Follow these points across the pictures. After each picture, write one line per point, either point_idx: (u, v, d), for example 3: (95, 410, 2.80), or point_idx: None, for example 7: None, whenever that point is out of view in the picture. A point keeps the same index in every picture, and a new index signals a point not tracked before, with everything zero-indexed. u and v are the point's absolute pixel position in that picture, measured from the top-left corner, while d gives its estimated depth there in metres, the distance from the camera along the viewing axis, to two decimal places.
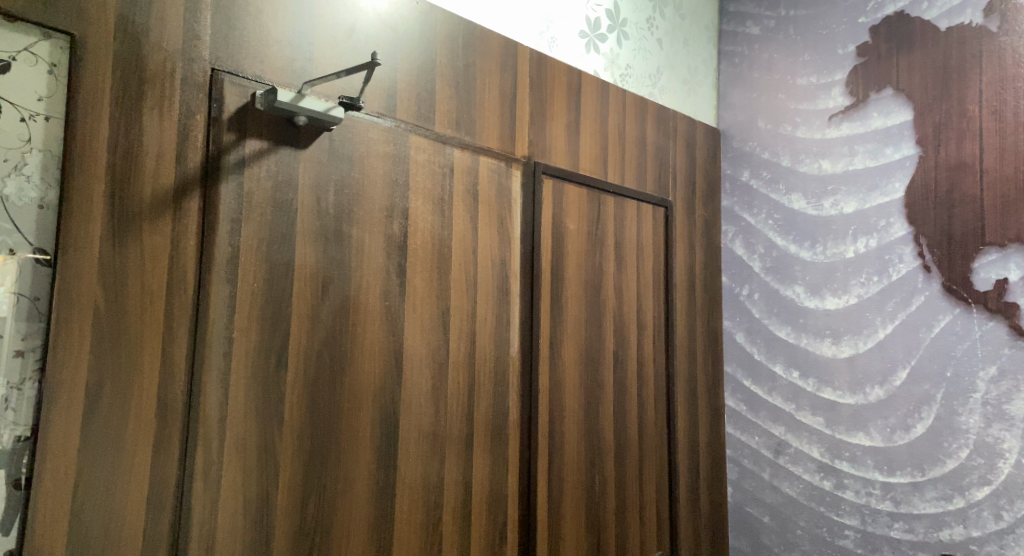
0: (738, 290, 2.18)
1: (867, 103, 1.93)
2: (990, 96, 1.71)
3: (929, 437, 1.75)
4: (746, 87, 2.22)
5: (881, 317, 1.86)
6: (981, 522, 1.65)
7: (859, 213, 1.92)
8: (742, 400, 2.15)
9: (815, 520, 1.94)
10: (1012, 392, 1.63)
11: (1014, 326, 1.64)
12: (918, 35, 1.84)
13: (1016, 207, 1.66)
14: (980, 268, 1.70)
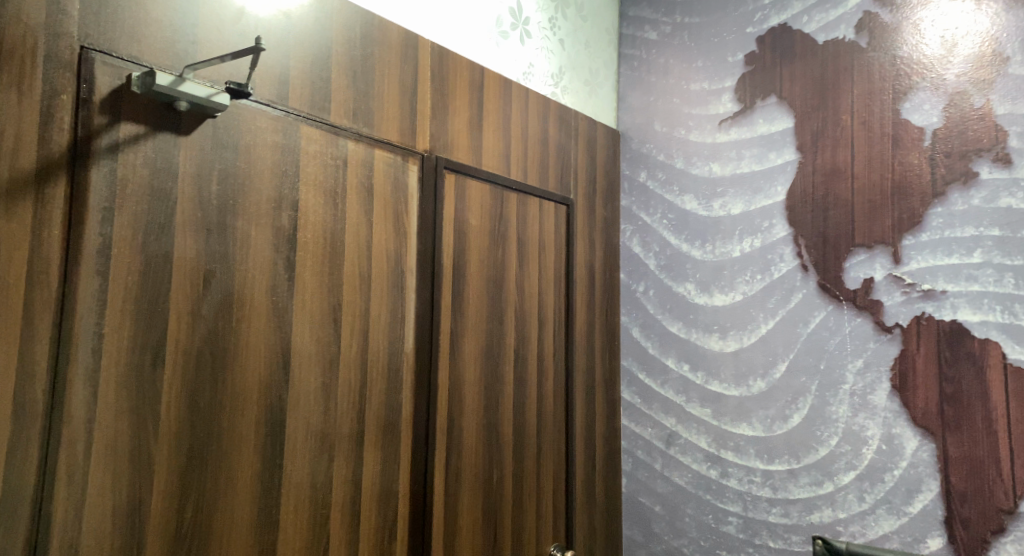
0: (635, 287, 2.25)
1: (754, 110, 2.03)
2: (860, 107, 1.84)
3: (804, 426, 1.87)
4: (644, 90, 2.28)
5: (764, 313, 1.97)
6: (847, 504, 1.78)
7: (745, 215, 2.02)
8: (636, 393, 2.21)
9: (701, 508, 2.03)
10: (875, 383, 1.77)
11: (878, 322, 1.78)
12: (799, 47, 1.95)
13: (881, 212, 1.80)
14: (850, 267, 1.83)
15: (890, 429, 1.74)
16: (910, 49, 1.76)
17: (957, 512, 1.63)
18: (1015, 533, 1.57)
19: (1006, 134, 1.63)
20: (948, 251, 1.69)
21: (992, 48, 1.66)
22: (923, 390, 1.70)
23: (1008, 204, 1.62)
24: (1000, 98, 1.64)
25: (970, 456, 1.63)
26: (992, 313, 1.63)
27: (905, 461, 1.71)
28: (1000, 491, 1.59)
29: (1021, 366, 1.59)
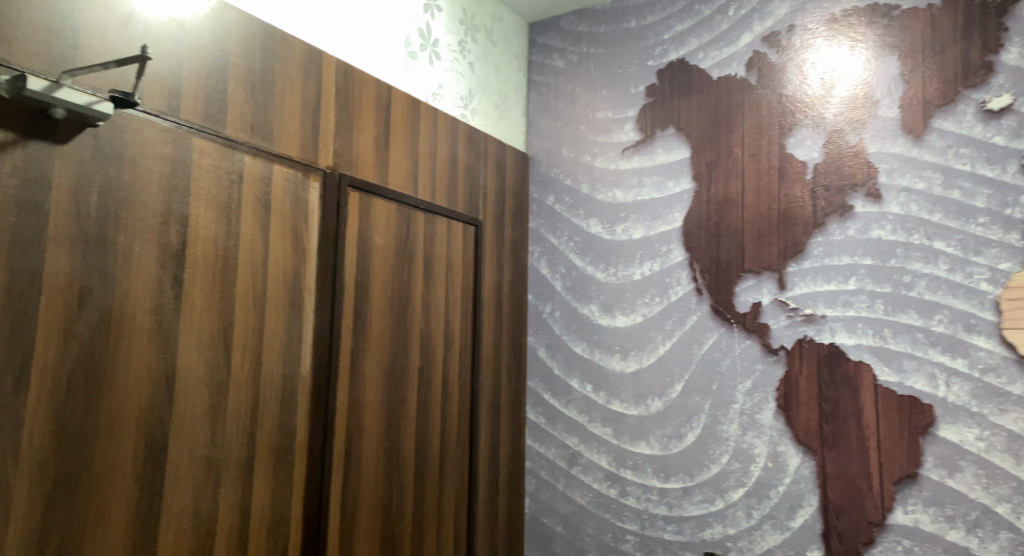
0: (542, 308, 2.27)
1: (654, 139, 2.11)
2: (750, 140, 1.95)
3: (698, 444, 1.94)
4: (552, 116, 2.33)
5: (662, 334, 2.04)
6: (737, 520, 1.86)
7: (645, 240, 2.10)
8: (541, 414, 2.23)
9: (601, 527, 2.06)
10: (763, 402, 1.86)
11: (765, 344, 1.88)
12: (695, 82, 2.05)
13: (768, 239, 1.91)
14: (741, 291, 1.93)
15: (776, 447, 1.83)
16: (794, 88, 1.89)
17: (833, 526, 1.73)
18: (883, 543, 1.68)
19: (876, 171, 1.77)
20: (827, 278, 1.82)
21: (865, 91, 1.80)
22: (805, 409, 1.81)
23: (878, 236, 1.76)
24: (871, 137, 1.79)
25: (845, 472, 1.74)
26: (865, 336, 1.76)
27: (789, 477, 1.80)
28: (871, 505, 1.70)
29: (888, 386, 1.72)
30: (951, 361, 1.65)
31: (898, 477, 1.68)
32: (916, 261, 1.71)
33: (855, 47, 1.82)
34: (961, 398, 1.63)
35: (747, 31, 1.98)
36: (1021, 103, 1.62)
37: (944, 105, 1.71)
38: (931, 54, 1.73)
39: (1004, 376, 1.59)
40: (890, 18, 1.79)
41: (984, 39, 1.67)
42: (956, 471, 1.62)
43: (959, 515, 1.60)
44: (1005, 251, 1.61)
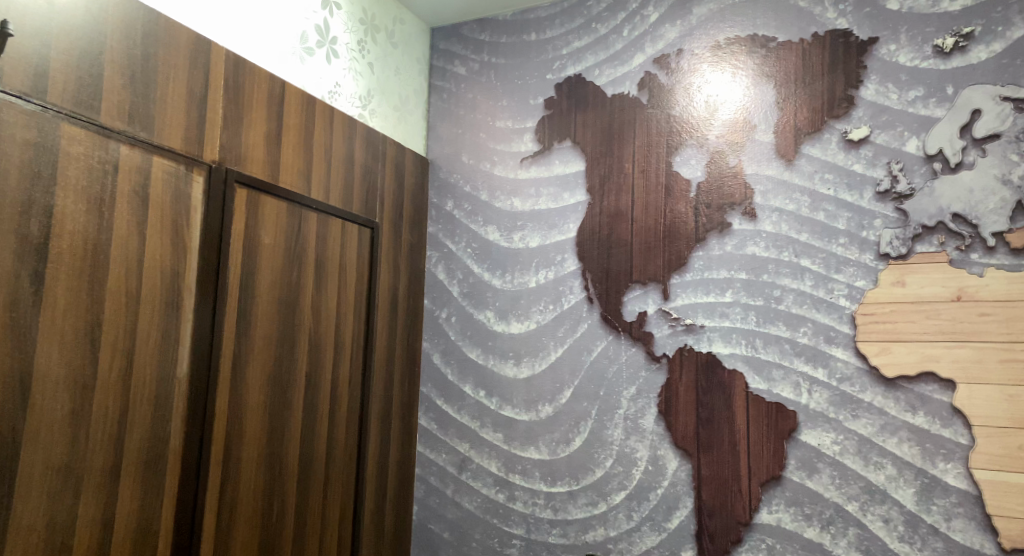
0: (438, 313, 2.27)
1: (552, 151, 2.16)
2: (640, 156, 2.04)
3: (584, 449, 1.99)
4: (453, 122, 2.34)
5: (554, 341, 2.08)
6: (617, 522, 1.92)
7: (541, 248, 2.14)
8: (433, 420, 2.22)
9: (488, 532, 2.08)
10: (645, 408, 1.94)
11: (649, 352, 1.96)
12: (591, 98, 2.12)
13: (655, 252, 1.99)
14: (629, 301, 2.00)
15: (656, 451, 1.91)
16: (682, 109, 2.00)
17: (705, 526, 1.83)
18: (749, 542, 1.78)
19: (752, 192, 1.90)
20: (706, 290, 1.92)
21: (744, 116, 1.92)
22: (684, 415, 1.90)
23: (752, 252, 1.88)
24: (748, 159, 1.91)
25: (717, 475, 1.84)
26: (739, 345, 1.87)
27: (667, 480, 1.89)
28: (739, 505, 1.80)
29: (758, 393, 1.83)
30: (813, 370, 1.78)
31: (764, 478, 1.79)
32: (785, 277, 1.84)
33: (736, 74, 1.94)
34: (820, 404, 1.76)
35: (640, 52, 2.07)
36: (876, 135, 1.77)
37: (812, 133, 1.84)
38: (802, 85, 1.86)
39: (857, 385, 1.73)
40: (767, 49, 1.92)
41: (847, 75, 1.81)
42: (814, 472, 1.75)
43: (816, 513, 1.73)
44: (860, 270, 1.76)
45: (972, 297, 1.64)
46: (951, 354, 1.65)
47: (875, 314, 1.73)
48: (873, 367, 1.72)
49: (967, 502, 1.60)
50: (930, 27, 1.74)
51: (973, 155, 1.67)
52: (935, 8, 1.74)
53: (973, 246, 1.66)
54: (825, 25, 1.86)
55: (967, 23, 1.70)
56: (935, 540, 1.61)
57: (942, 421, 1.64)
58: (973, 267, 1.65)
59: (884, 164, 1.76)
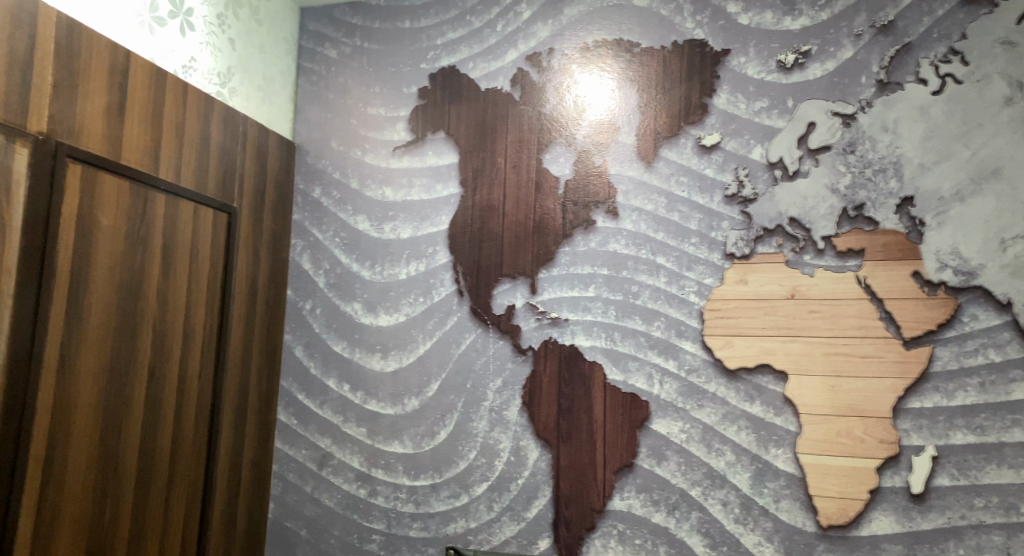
0: (302, 304, 2.20)
1: (424, 141, 2.14)
2: (512, 152, 2.06)
3: (449, 441, 1.99)
4: (322, 106, 2.27)
5: (422, 334, 2.06)
6: (478, 514, 1.94)
7: (412, 239, 2.11)
8: (293, 415, 2.15)
9: (347, 528, 2.03)
10: (509, 400, 1.97)
11: (515, 344, 1.98)
12: (465, 90, 2.12)
13: (524, 246, 2.02)
14: (498, 295, 2.02)
15: (518, 443, 1.94)
16: (553, 107, 2.03)
17: (562, 514, 1.88)
18: (602, 528, 1.85)
19: (615, 191, 1.96)
20: (571, 285, 1.97)
21: (610, 118, 1.99)
22: (545, 406, 1.94)
23: (614, 249, 1.95)
24: (612, 160, 1.97)
25: (575, 464, 1.89)
26: (599, 338, 1.93)
27: (527, 470, 1.92)
28: (594, 493, 1.87)
29: (615, 384, 1.90)
30: (665, 362, 1.87)
31: (618, 466, 1.86)
32: (643, 273, 1.92)
33: (603, 76, 2.01)
34: (670, 395, 1.86)
35: (512, 48, 2.09)
36: (727, 142, 1.88)
37: (670, 138, 1.93)
38: (662, 90, 1.95)
39: (703, 376, 1.84)
40: (632, 54, 1.99)
41: (702, 83, 1.92)
42: (663, 459, 1.83)
43: (663, 498, 1.82)
44: (709, 268, 1.87)
45: (804, 295, 1.78)
46: (784, 348, 1.78)
47: (721, 310, 1.84)
48: (718, 359, 1.83)
49: (793, 484, 1.73)
50: (774, 43, 1.86)
51: (808, 164, 1.81)
52: (778, 26, 1.87)
53: (805, 248, 1.79)
54: (683, 34, 1.95)
55: (806, 41, 1.84)
56: (765, 520, 1.74)
57: (775, 410, 1.77)
58: (805, 268, 1.79)
59: (732, 169, 1.87)
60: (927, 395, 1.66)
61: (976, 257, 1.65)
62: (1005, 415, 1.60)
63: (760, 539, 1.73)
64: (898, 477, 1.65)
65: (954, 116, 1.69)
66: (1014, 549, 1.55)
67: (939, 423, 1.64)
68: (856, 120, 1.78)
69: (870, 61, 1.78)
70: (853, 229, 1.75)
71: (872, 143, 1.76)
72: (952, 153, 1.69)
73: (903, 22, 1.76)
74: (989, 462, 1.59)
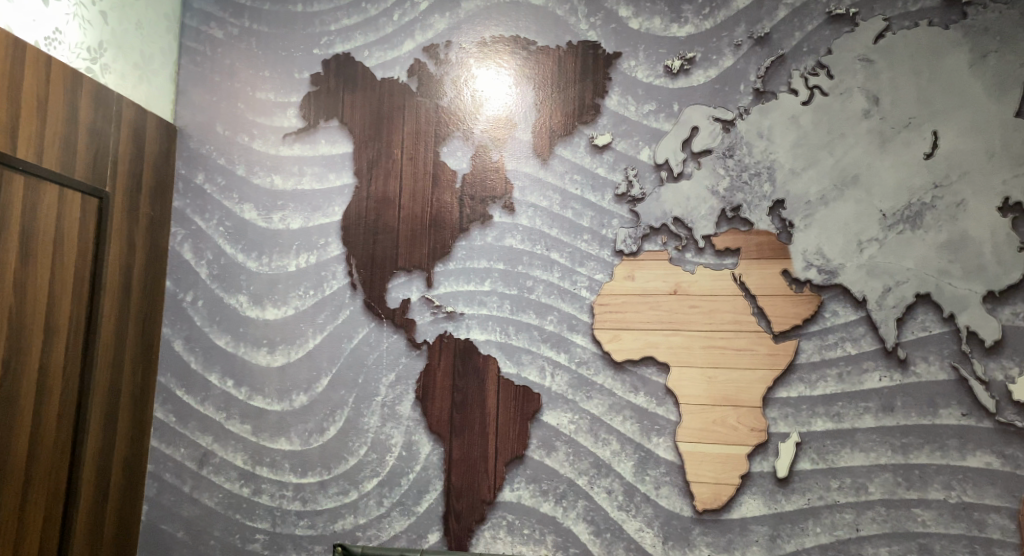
0: (182, 297, 2.09)
1: (317, 129, 2.08)
2: (409, 143, 2.04)
3: (338, 437, 1.95)
4: (206, 89, 2.16)
5: (312, 328, 2.01)
6: (367, 509, 1.91)
7: (303, 230, 2.05)
8: (171, 412, 2.04)
9: (228, 528, 1.96)
10: (402, 394, 1.95)
11: (410, 339, 1.97)
12: (360, 79, 2.08)
13: (420, 239, 2.00)
14: (393, 289, 1.99)
15: (410, 437, 1.93)
16: (450, 99, 2.03)
17: (453, 507, 1.88)
18: (491, 520, 1.87)
19: (511, 186, 1.98)
20: (467, 279, 1.97)
21: (507, 114, 2.00)
22: (439, 400, 1.94)
23: (510, 244, 1.97)
24: (509, 155, 1.99)
25: (467, 457, 1.90)
26: (494, 332, 1.95)
27: (419, 465, 1.92)
28: (485, 486, 1.88)
29: (507, 377, 1.92)
30: (556, 355, 1.91)
31: (509, 458, 1.89)
32: (537, 268, 1.95)
33: (500, 71, 2.02)
34: (561, 387, 1.90)
35: (409, 38, 2.07)
36: (617, 142, 1.94)
37: (564, 136, 1.97)
38: (557, 89, 1.99)
39: (592, 368, 1.89)
40: (528, 51, 2.01)
41: (595, 83, 1.97)
42: (552, 450, 1.87)
43: (551, 489, 1.86)
44: (600, 264, 1.92)
45: (686, 291, 1.87)
46: (667, 341, 1.86)
47: (609, 304, 1.90)
48: (606, 352, 1.89)
49: (672, 471, 1.81)
50: (662, 49, 1.94)
51: (691, 167, 1.90)
52: (666, 32, 1.94)
53: (687, 246, 1.88)
54: (577, 35, 1.99)
55: (690, 48, 1.92)
56: (646, 506, 1.81)
57: (657, 401, 1.85)
58: (687, 265, 1.87)
59: (622, 169, 1.93)
60: (792, 385, 1.77)
61: (837, 257, 1.77)
62: (858, 403, 1.72)
63: (641, 525, 1.80)
64: (765, 462, 1.76)
65: (820, 126, 1.82)
66: (863, 525, 1.68)
67: (803, 411, 1.76)
68: (735, 126, 1.88)
69: (748, 70, 1.88)
70: (731, 229, 1.85)
71: (749, 148, 1.86)
72: (818, 160, 1.81)
73: (777, 35, 1.87)
74: (844, 447, 1.72)
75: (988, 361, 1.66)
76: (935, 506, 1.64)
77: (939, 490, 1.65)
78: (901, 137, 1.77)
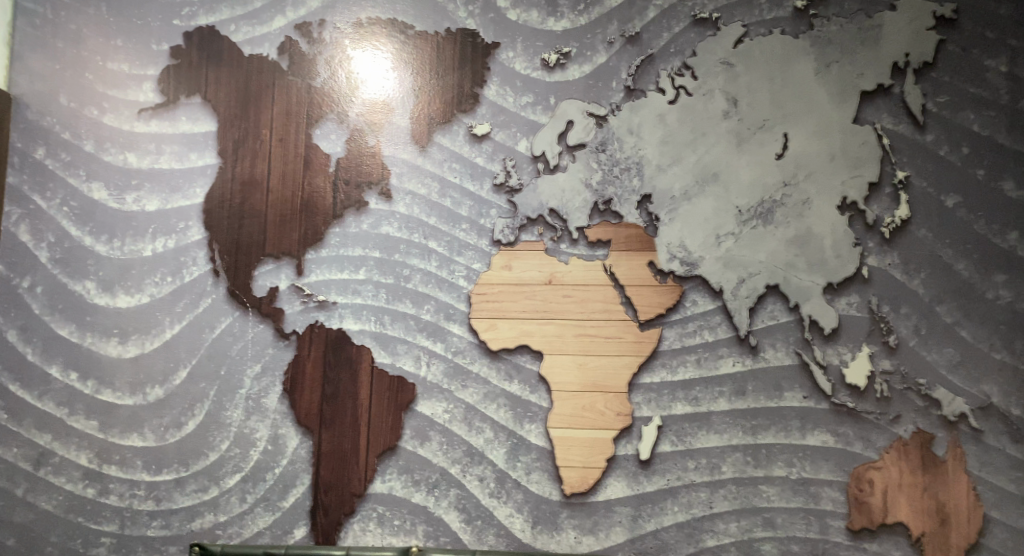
0: (17, 283, 1.92)
1: (177, 105, 1.96)
2: (279, 124, 1.95)
3: (198, 432, 1.86)
4: (47, 55, 1.98)
5: (170, 317, 1.90)
6: (229, 506, 1.83)
7: (160, 213, 1.93)
8: (3, 409, 1.87)
9: (69, 532, 1.82)
10: (269, 386, 1.88)
11: (278, 328, 1.89)
12: (225, 53, 1.97)
13: (290, 224, 1.93)
14: (260, 276, 1.91)
15: (277, 430, 1.86)
16: (324, 80, 1.96)
17: (321, 501, 1.83)
18: (361, 512, 1.83)
19: (388, 172, 1.94)
20: (341, 267, 1.92)
21: (383, 98, 1.96)
22: (309, 392, 1.87)
23: (386, 232, 1.93)
24: (385, 141, 1.95)
25: (337, 449, 1.85)
26: (367, 322, 1.91)
27: (286, 458, 1.85)
28: (355, 478, 1.84)
29: (382, 367, 1.89)
30: (432, 345, 1.90)
31: (381, 449, 1.86)
32: (414, 257, 1.92)
33: (377, 54, 1.97)
34: (436, 376, 1.89)
35: (280, 15, 1.98)
36: (496, 132, 1.95)
37: (442, 124, 1.95)
38: (435, 75, 1.96)
39: (468, 357, 1.89)
40: (406, 35, 1.98)
41: (473, 72, 1.96)
42: (425, 440, 1.86)
43: (423, 479, 1.85)
44: (477, 254, 1.92)
45: (560, 281, 1.90)
46: (541, 330, 1.89)
47: (485, 293, 1.91)
48: (481, 341, 1.89)
49: (543, 457, 1.84)
50: (539, 42, 1.96)
51: (567, 160, 1.93)
52: (543, 25, 1.96)
53: (562, 237, 1.91)
54: (456, 22, 1.98)
55: (566, 43, 1.95)
56: (517, 492, 1.83)
57: (531, 388, 1.87)
58: (562, 256, 1.91)
59: (500, 159, 1.94)
60: (656, 371, 1.85)
61: (698, 249, 1.87)
62: (714, 387, 1.82)
63: (511, 511, 1.82)
64: (630, 445, 1.82)
65: (685, 124, 1.90)
66: (716, 503, 1.78)
67: (664, 396, 1.83)
68: (608, 122, 1.93)
69: (620, 68, 1.93)
70: (603, 222, 1.90)
71: (620, 144, 1.92)
72: (682, 157, 1.90)
73: (647, 35, 1.94)
74: (701, 429, 1.81)
75: (826, 347, 1.80)
76: (778, 482, 1.77)
77: (782, 468, 1.78)
78: (756, 137, 1.88)
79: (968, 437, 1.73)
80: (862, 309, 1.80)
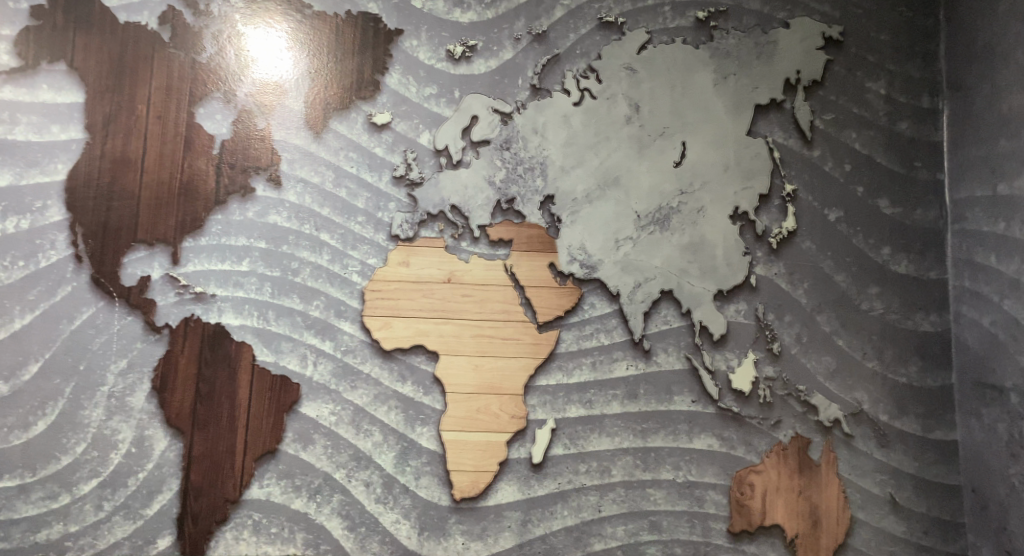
0: None
1: (38, 71, 1.77)
2: (158, 99, 1.80)
3: (48, 433, 1.68)
4: None
5: (21, 306, 1.71)
6: (82, 515, 1.67)
7: (12, 189, 1.74)
8: None
9: None
10: (135, 384, 1.72)
11: (147, 321, 1.75)
12: (97, 18, 1.80)
13: (166, 209, 1.78)
14: (129, 263, 1.76)
15: (143, 432, 1.71)
16: (210, 56, 1.82)
17: (190, 507, 1.70)
18: (235, 520, 1.71)
19: (278, 158, 1.83)
20: (222, 257, 1.79)
21: (276, 79, 1.85)
22: (181, 390, 1.73)
23: (273, 221, 1.82)
24: (276, 125, 1.84)
25: (210, 452, 1.72)
26: (250, 317, 1.79)
27: (151, 462, 1.70)
28: (229, 483, 1.72)
29: (263, 366, 1.77)
30: (320, 342, 1.80)
31: (259, 453, 1.74)
32: (304, 249, 1.82)
33: (270, 32, 1.86)
34: (323, 376, 1.79)
35: None
36: (397, 123, 1.87)
37: (339, 110, 1.86)
38: (332, 58, 1.87)
39: (359, 357, 1.80)
40: (303, 15, 1.88)
41: (374, 58, 1.88)
42: (309, 444, 1.76)
43: (305, 484, 1.74)
44: (373, 249, 1.84)
45: (459, 279, 1.85)
46: (437, 329, 1.83)
47: (380, 290, 1.83)
48: (374, 340, 1.81)
49: (433, 461, 1.78)
50: (444, 32, 1.90)
51: (470, 156, 1.88)
52: (449, 15, 1.91)
53: (463, 235, 1.86)
54: (357, 5, 1.89)
55: (472, 36, 1.91)
56: (404, 498, 1.76)
57: (424, 390, 1.81)
58: (461, 254, 1.86)
59: (400, 151, 1.87)
60: (552, 374, 1.83)
61: (597, 252, 1.86)
62: (607, 391, 1.82)
63: (398, 517, 1.75)
64: (523, 448, 1.79)
65: (588, 126, 1.90)
66: (604, 507, 1.78)
67: (559, 399, 1.82)
68: (512, 119, 1.89)
69: (526, 65, 1.91)
70: (505, 221, 1.87)
71: (523, 142, 1.89)
72: (585, 159, 1.89)
73: (553, 34, 1.92)
74: (593, 432, 1.81)
75: (716, 353, 1.84)
76: (665, 485, 1.79)
77: (669, 471, 1.80)
78: (656, 144, 1.90)
79: (841, 441, 1.81)
80: (750, 317, 1.85)
